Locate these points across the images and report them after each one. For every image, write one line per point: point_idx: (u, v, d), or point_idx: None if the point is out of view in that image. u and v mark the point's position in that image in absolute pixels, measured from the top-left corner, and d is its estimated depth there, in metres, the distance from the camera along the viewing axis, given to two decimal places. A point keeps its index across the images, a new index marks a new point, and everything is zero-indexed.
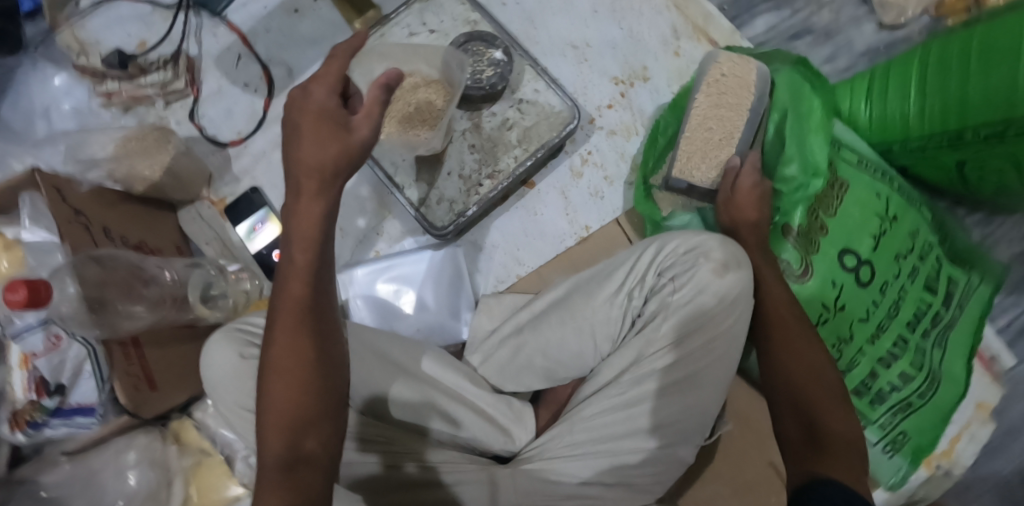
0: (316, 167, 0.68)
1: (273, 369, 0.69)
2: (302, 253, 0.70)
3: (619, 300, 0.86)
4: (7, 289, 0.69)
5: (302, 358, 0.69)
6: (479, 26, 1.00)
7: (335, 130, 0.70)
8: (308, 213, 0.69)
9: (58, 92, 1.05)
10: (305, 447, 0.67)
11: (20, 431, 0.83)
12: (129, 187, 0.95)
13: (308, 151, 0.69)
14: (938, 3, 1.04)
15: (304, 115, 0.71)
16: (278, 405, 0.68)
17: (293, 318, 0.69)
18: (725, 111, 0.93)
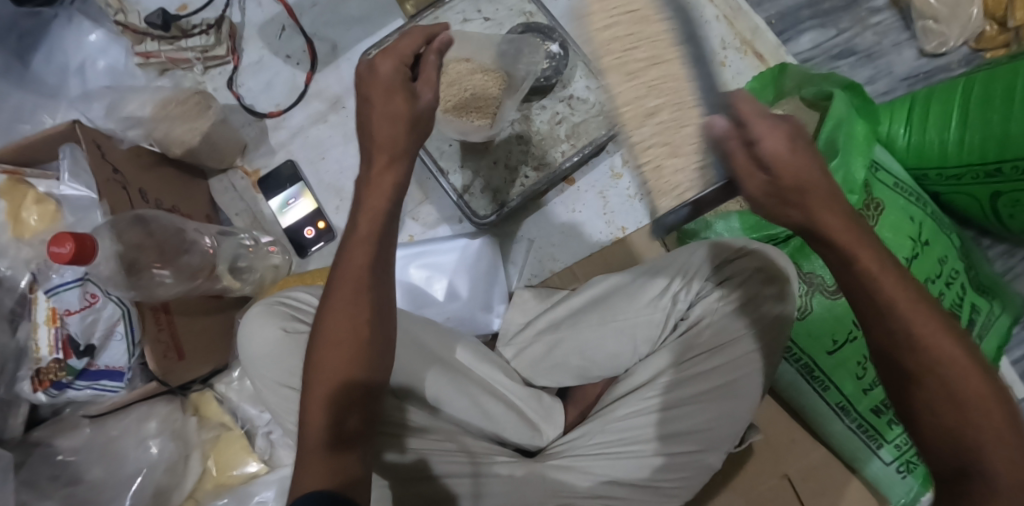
0: (387, 142, 0.70)
1: (325, 340, 0.69)
2: (366, 225, 0.70)
3: (662, 303, 0.86)
4: (53, 242, 0.68)
5: (355, 333, 0.68)
6: (535, 17, 0.99)
7: (406, 104, 0.71)
8: (379, 186, 0.71)
9: (94, 49, 1.03)
10: (348, 427, 0.67)
11: (42, 390, 0.80)
12: (165, 150, 0.93)
13: (381, 125, 0.70)
14: (978, 35, 1.05)
15: (374, 88, 0.72)
16: (328, 379, 0.68)
17: (351, 292, 0.69)
18: (661, 78, 0.67)
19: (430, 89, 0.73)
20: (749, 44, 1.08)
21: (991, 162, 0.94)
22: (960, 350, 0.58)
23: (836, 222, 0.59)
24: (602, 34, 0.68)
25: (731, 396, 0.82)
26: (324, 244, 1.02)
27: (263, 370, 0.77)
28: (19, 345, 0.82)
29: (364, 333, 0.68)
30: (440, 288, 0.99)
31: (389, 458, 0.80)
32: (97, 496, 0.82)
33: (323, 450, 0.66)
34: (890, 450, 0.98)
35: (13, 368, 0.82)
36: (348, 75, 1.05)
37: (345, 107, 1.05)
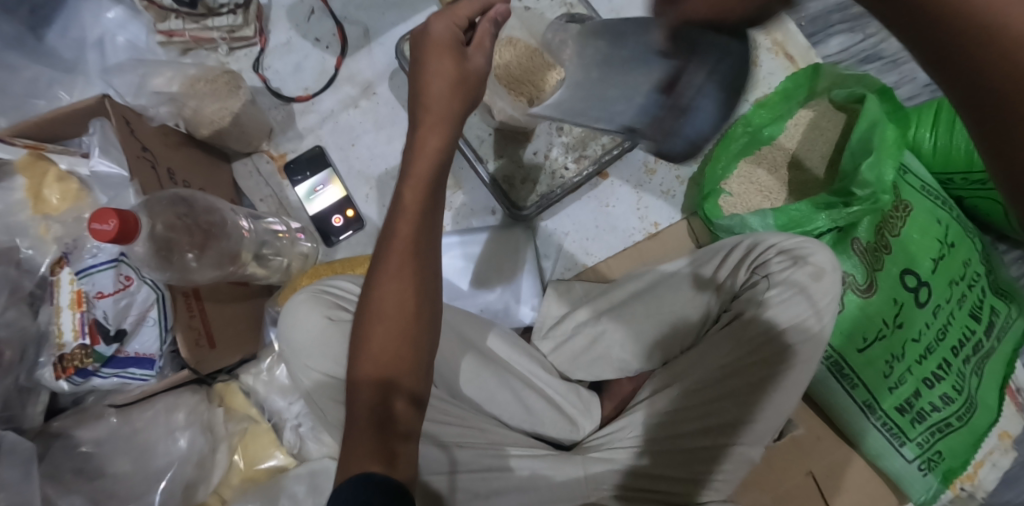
0: (440, 112, 0.68)
1: (372, 318, 0.66)
2: (411, 196, 0.67)
3: (704, 296, 0.88)
4: (94, 219, 0.65)
5: (403, 310, 0.65)
6: (576, 9, 0.98)
7: (459, 72, 0.68)
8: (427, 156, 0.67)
9: (112, 24, 0.98)
10: (398, 409, 0.64)
11: (65, 378, 0.76)
12: (193, 130, 0.90)
13: (433, 94, 0.68)
14: None
15: (432, 52, 0.68)
16: (374, 356, 0.65)
17: (398, 265, 0.66)
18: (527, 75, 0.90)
19: (481, 52, 0.70)
20: (781, 44, 1.08)
21: None
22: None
23: None
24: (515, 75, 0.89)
25: (776, 389, 0.82)
26: (352, 233, 0.99)
27: (308, 360, 0.75)
28: (41, 329, 0.78)
29: (411, 309, 0.65)
30: (473, 280, 0.97)
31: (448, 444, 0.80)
32: (124, 490, 0.78)
33: (370, 430, 0.62)
34: (912, 447, 1.01)
35: (32, 355, 0.77)
36: (380, 60, 1.02)
37: (376, 93, 1.02)
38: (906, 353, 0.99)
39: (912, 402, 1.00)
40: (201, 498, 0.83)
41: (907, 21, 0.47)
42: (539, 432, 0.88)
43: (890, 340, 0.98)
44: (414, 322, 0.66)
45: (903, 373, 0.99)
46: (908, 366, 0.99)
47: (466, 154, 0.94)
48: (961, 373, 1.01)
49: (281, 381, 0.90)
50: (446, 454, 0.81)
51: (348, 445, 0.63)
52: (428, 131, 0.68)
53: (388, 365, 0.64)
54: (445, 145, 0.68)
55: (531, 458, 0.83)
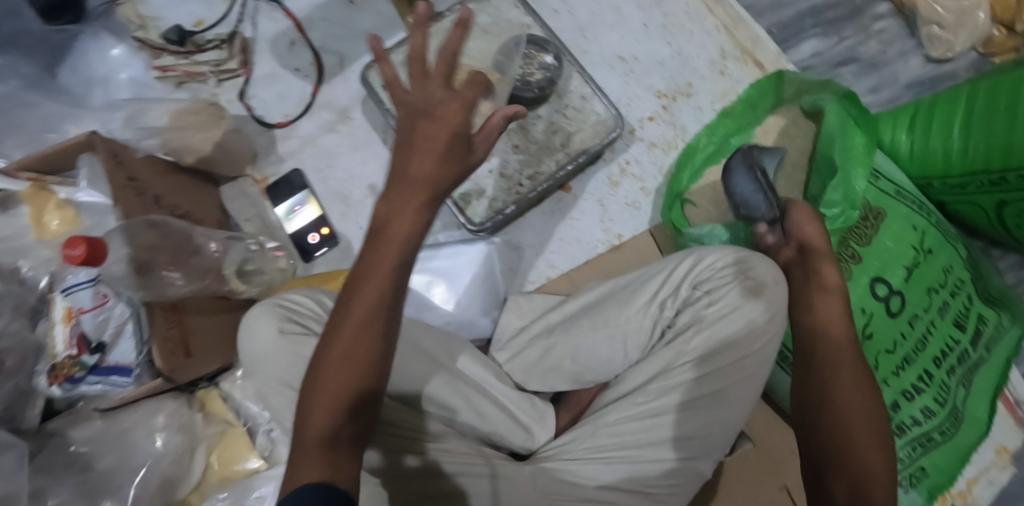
0: (427, 181, 0.63)
1: (335, 347, 0.62)
2: (399, 238, 0.63)
3: (651, 310, 0.88)
4: (67, 245, 0.72)
5: (368, 336, 0.62)
6: (532, 30, 1.02)
7: (452, 144, 0.65)
8: (412, 203, 0.63)
9: (117, 62, 1.08)
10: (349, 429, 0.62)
11: (56, 385, 0.84)
12: (179, 159, 0.98)
13: (421, 161, 0.63)
14: (987, 41, 1.04)
15: (424, 123, 0.64)
16: (338, 380, 0.62)
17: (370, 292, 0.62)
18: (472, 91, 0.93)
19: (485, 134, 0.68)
20: (749, 53, 1.08)
21: (995, 170, 0.91)
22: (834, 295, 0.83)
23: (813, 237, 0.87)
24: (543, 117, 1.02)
25: (720, 404, 0.82)
26: (328, 249, 1.06)
27: (263, 370, 0.80)
28: (39, 340, 0.88)
29: (379, 336, 0.63)
30: (440, 293, 1.00)
31: (398, 459, 0.80)
32: (110, 483, 0.87)
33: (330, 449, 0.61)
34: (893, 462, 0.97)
35: (31, 363, 0.87)
36: (354, 87, 1.10)
37: (351, 117, 1.10)
38: (880, 365, 0.95)
39: (889, 415, 0.96)
40: (182, 495, 0.91)
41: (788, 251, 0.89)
42: (493, 440, 0.89)
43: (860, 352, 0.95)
44: (381, 349, 0.63)
45: (878, 386, 0.96)
46: (885, 378, 0.96)
47: None
48: (946, 385, 0.96)
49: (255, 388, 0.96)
50: (379, 458, 0.80)
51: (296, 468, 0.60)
52: (414, 191, 0.63)
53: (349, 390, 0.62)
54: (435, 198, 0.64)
55: (471, 464, 0.81)
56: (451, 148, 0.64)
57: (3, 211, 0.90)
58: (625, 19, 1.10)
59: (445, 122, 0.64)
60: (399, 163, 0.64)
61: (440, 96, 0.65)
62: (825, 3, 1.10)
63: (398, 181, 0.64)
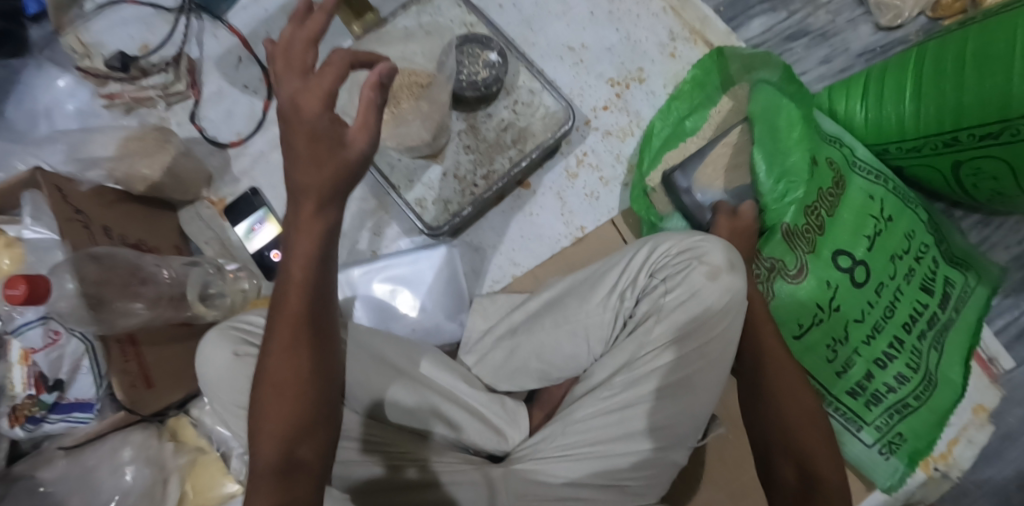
0: (314, 190, 0.67)
1: (270, 382, 0.74)
2: (301, 270, 0.73)
3: (611, 303, 0.87)
4: (8, 284, 0.71)
5: (299, 371, 0.74)
6: (476, 27, 1.02)
7: (332, 146, 0.67)
8: (308, 229, 0.71)
9: (63, 93, 1.07)
10: (300, 452, 0.74)
11: (18, 426, 0.84)
12: (129, 187, 0.96)
13: (306, 175, 0.67)
14: (935, 3, 1.04)
15: (295, 131, 0.67)
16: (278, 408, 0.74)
17: (289, 334, 0.74)
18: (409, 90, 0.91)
19: (363, 131, 0.68)
20: (699, 32, 1.08)
21: (947, 131, 0.91)
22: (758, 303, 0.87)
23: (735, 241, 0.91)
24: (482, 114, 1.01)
25: (686, 391, 0.82)
26: None
27: (220, 395, 0.79)
28: None
29: (304, 373, 0.74)
30: (403, 300, 1.00)
31: (377, 469, 0.83)
32: None
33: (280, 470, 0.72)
34: (870, 431, 0.97)
35: None
36: None
37: None
38: (850, 336, 0.96)
39: (864, 385, 0.96)
40: None
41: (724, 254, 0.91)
42: (467, 446, 0.89)
43: (828, 324, 0.95)
44: (309, 384, 0.75)
45: (849, 356, 0.96)
46: (855, 348, 0.96)
47: (379, 180, 0.98)
48: (916, 350, 0.97)
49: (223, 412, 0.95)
50: (381, 469, 0.83)
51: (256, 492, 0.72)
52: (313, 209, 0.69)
53: (293, 421, 0.74)
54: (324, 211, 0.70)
55: (456, 471, 0.83)
56: (325, 145, 0.67)
57: None
58: (571, 9, 1.09)
59: (323, 128, 0.66)
60: (292, 182, 0.69)
61: (304, 110, 0.66)
62: None
63: (288, 234, 0.72)
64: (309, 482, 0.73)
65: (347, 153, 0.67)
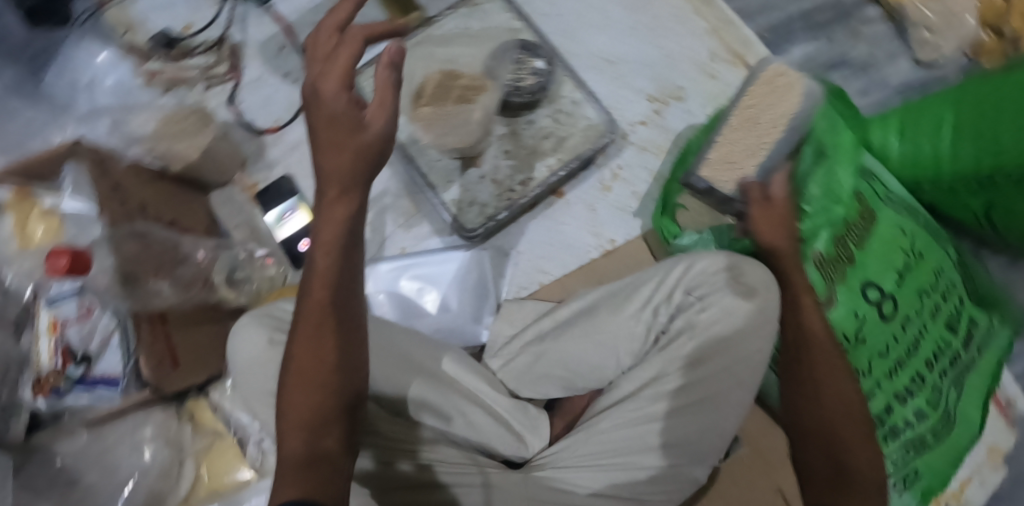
0: (335, 171, 0.70)
1: (295, 372, 0.73)
2: (325, 259, 0.73)
3: (643, 317, 0.88)
4: (52, 254, 0.71)
5: (323, 363, 0.73)
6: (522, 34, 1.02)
7: (352, 128, 0.70)
8: (334, 214, 0.72)
9: (101, 67, 1.05)
10: (322, 444, 0.72)
11: (41, 397, 0.83)
12: (166, 165, 0.96)
13: (330, 158, 0.70)
14: (974, 44, 1.05)
15: (318, 117, 0.70)
16: (302, 398, 0.73)
17: (314, 326, 0.73)
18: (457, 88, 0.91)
19: (381, 111, 0.71)
20: (740, 56, 1.08)
21: (984, 172, 0.91)
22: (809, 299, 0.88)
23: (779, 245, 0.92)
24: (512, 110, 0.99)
25: (712, 409, 0.83)
26: None
27: (251, 381, 0.80)
28: (23, 354, 0.86)
29: (329, 363, 0.73)
30: (431, 299, 1.00)
31: (381, 466, 0.82)
32: (95, 500, 0.85)
33: (303, 464, 0.70)
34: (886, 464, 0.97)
35: (15, 375, 0.85)
36: None
37: None
38: (874, 368, 0.96)
39: (884, 418, 0.97)
40: None
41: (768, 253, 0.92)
42: (486, 449, 0.89)
43: (853, 354, 0.96)
44: (334, 374, 0.73)
45: (871, 388, 0.96)
46: (877, 380, 0.96)
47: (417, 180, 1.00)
48: (937, 387, 0.97)
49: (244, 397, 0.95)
50: (373, 464, 0.82)
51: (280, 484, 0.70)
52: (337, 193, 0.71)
53: (316, 413, 0.73)
54: (348, 194, 0.71)
55: (459, 471, 0.82)
56: (346, 127, 0.69)
57: None
58: (613, 22, 1.10)
59: (341, 111, 0.69)
60: (315, 167, 0.71)
61: (327, 96, 0.69)
62: (815, 7, 1.10)
63: (314, 222, 0.73)
64: (335, 474, 0.71)
65: (366, 134, 0.70)
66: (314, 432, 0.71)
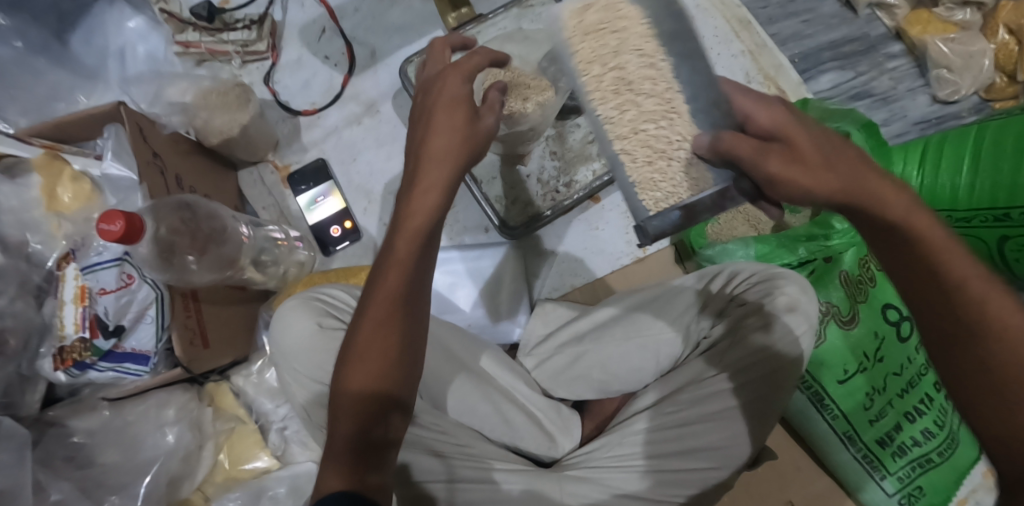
0: (440, 153, 0.74)
1: (355, 356, 0.71)
2: (405, 246, 0.73)
3: (684, 322, 0.90)
4: (104, 219, 0.68)
5: (385, 351, 0.71)
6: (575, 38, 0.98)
7: (468, 117, 0.76)
8: (423, 202, 0.74)
9: (133, 35, 1.03)
10: (372, 438, 0.69)
11: (63, 369, 0.80)
12: (202, 139, 0.94)
13: (439, 139, 0.74)
14: (988, 86, 1.09)
15: (437, 103, 0.76)
16: (360, 384, 0.70)
17: (383, 311, 0.72)
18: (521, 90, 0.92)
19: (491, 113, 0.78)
20: (772, 79, 1.12)
21: (1000, 207, 0.97)
22: (927, 213, 0.65)
23: (872, 177, 0.66)
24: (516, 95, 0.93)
25: (748, 416, 0.83)
26: (349, 244, 1.03)
27: (295, 364, 0.78)
28: (44, 321, 0.82)
29: (393, 350, 0.71)
30: (463, 296, 1.01)
31: None
32: (111, 479, 0.82)
33: (353, 451, 0.68)
34: (892, 480, 0.99)
35: (35, 346, 0.82)
36: (385, 80, 1.06)
37: (379, 111, 1.06)
38: (888, 386, 0.99)
39: (893, 435, 0.99)
40: (184, 494, 0.86)
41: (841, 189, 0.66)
42: (517, 446, 0.89)
43: (870, 373, 0.99)
44: (396, 362, 0.71)
45: (885, 406, 0.99)
46: (891, 399, 0.99)
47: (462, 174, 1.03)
48: (943, 408, 1.01)
49: (270, 383, 0.93)
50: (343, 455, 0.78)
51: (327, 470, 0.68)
52: (435, 173, 0.74)
53: (370, 401, 0.70)
54: (450, 180, 0.74)
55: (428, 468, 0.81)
56: (460, 114, 0.75)
57: (11, 178, 0.84)
58: None
59: (458, 100, 0.75)
60: (423, 147, 0.75)
61: (451, 86, 0.77)
62: (844, 38, 1.14)
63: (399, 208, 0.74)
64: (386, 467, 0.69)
65: (476, 127, 0.76)
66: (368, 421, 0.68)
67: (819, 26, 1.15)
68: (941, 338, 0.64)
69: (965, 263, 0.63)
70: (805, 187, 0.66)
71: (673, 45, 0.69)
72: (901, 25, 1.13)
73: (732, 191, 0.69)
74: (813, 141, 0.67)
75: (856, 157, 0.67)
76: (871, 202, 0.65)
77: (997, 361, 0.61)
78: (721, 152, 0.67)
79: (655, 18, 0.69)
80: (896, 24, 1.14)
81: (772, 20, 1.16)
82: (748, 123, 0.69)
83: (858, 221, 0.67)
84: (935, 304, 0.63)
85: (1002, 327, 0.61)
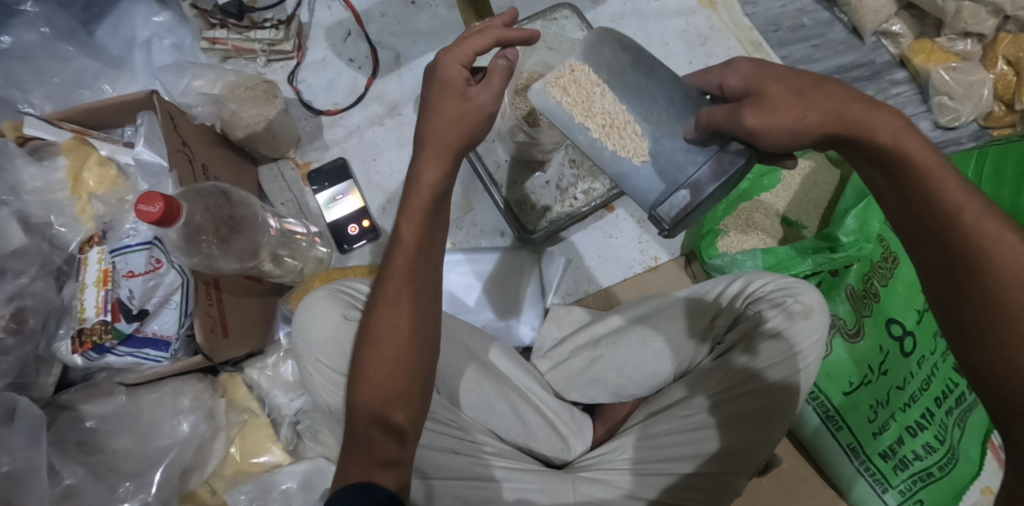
0: (441, 139, 0.74)
1: (371, 341, 0.72)
2: (409, 228, 0.74)
3: (698, 329, 0.91)
4: (143, 200, 0.68)
5: (398, 332, 0.72)
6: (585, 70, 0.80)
7: (459, 99, 0.74)
8: (424, 187, 0.74)
9: (160, 28, 1.04)
10: (395, 420, 0.70)
11: (81, 352, 0.79)
12: (227, 131, 0.94)
13: (438, 126, 0.74)
14: (988, 114, 1.14)
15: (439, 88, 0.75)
16: (377, 369, 0.71)
17: (395, 293, 0.73)
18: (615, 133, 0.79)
19: (486, 90, 0.75)
20: None
21: None
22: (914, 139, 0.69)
23: (877, 120, 0.70)
24: (605, 133, 0.79)
25: (765, 422, 0.83)
26: (366, 243, 1.03)
27: (319, 355, 0.80)
28: (63, 302, 0.83)
29: (407, 330, 0.72)
30: (480, 297, 1.05)
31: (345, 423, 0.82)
32: (124, 465, 0.83)
33: (371, 431, 0.69)
34: (893, 495, 0.96)
35: (53, 326, 0.82)
36: (409, 83, 1.10)
37: (401, 113, 1.09)
38: (892, 399, 0.97)
39: (895, 448, 0.97)
40: (194, 485, 0.86)
41: (837, 125, 0.71)
42: (530, 450, 0.89)
43: (875, 386, 0.98)
44: (410, 342, 0.72)
45: (887, 419, 0.97)
46: (893, 412, 0.97)
47: (483, 177, 1.07)
48: (944, 424, 0.95)
49: (285, 377, 0.94)
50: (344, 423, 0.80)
51: (346, 452, 0.68)
52: (432, 160, 0.75)
53: (384, 384, 0.71)
54: (443, 162, 0.74)
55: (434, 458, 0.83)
56: (453, 98, 0.74)
57: (37, 160, 0.84)
58: (672, 54, 1.18)
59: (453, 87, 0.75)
60: (420, 133, 0.75)
61: (446, 69, 0.75)
62: (851, 63, 1.19)
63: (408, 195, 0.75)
64: (403, 447, 0.69)
65: (469, 104, 0.75)
66: (386, 403, 0.69)
67: (827, 51, 1.19)
68: (936, 263, 0.67)
69: (955, 187, 0.67)
70: (788, 126, 0.71)
71: (636, 70, 0.80)
72: (905, 53, 1.17)
73: (727, 154, 0.74)
74: (790, 83, 0.73)
75: (838, 89, 0.72)
76: (856, 134, 0.70)
77: (992, 288, 0.64)
78: (706, 124, 0.73)
79: (615, 56, 0.80)
80: (899, 51, 1.18)
81: (782, 43, 1.20)
82: (723, 87, 0.77)
83: (850, 152, 0.72)
84: (929, 234, 0.67)
85: (995, 254, 0.64)
